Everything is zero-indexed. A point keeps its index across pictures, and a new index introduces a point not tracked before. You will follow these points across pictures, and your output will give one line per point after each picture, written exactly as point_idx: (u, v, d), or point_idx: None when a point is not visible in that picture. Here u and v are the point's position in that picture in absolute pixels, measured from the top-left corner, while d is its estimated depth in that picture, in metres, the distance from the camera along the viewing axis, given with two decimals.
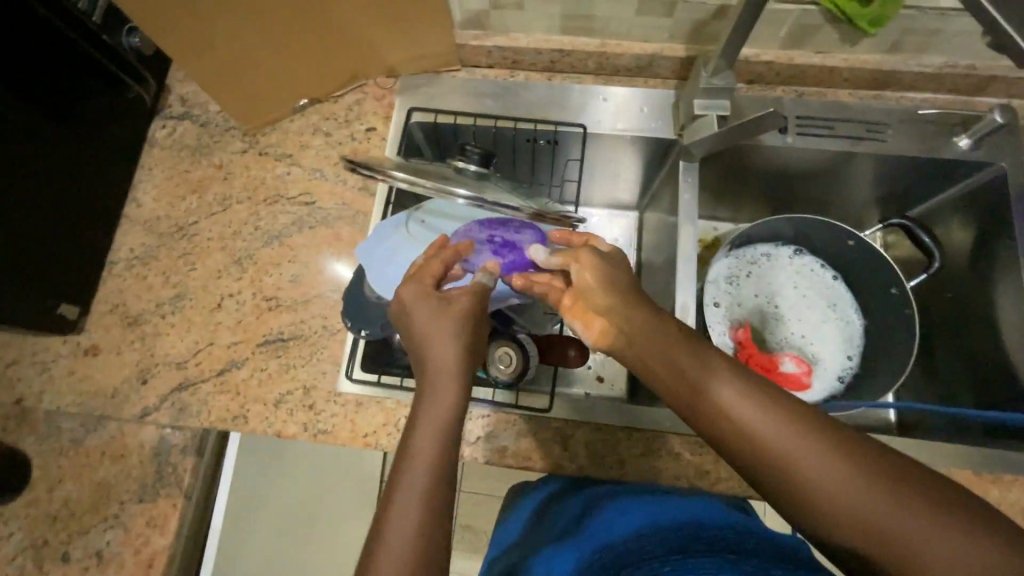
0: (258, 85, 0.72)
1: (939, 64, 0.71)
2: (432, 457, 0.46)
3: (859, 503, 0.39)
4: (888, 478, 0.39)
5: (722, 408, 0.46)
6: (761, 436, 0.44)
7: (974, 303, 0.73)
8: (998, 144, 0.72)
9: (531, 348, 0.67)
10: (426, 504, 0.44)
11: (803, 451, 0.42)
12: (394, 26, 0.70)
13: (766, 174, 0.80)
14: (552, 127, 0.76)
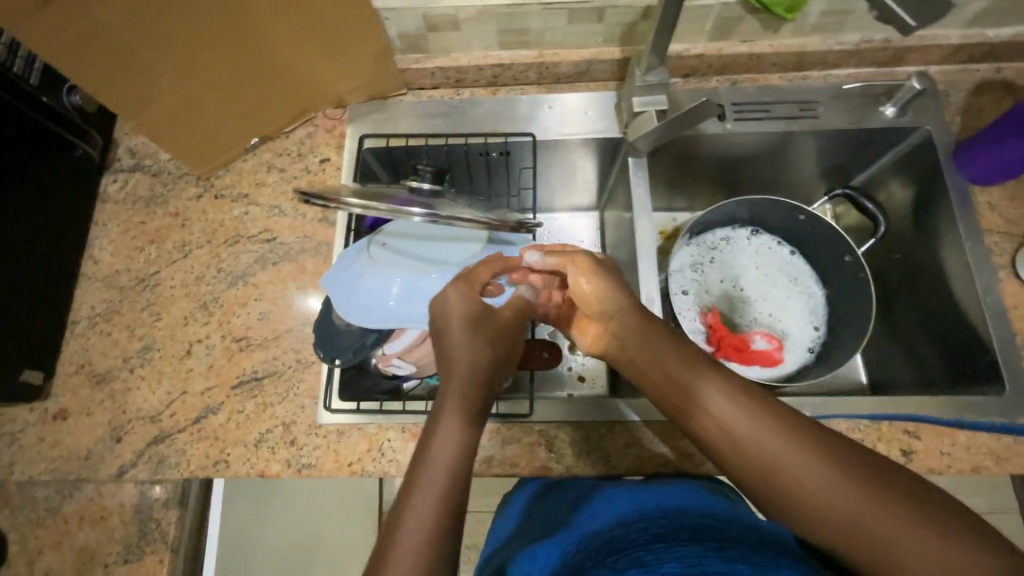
0: (208, 130, 0.72)
1: (857, 41, 0.75)
2: (448, 466, 0.48)
3: (845, 506, 0.42)
4: (871, 482, 0.43)
5: (714, 421, 0.49)
6: (752, 446, 0.47)
7: (922, 259, 0.77)
8: (922, 109, 0.75)
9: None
10: (438, 516, 0.45)
11: (792, 459, 0.45)
12: (333, 57, 0.71)
13: (713, 161, 0.83)
14: (502, 139, 0.78)
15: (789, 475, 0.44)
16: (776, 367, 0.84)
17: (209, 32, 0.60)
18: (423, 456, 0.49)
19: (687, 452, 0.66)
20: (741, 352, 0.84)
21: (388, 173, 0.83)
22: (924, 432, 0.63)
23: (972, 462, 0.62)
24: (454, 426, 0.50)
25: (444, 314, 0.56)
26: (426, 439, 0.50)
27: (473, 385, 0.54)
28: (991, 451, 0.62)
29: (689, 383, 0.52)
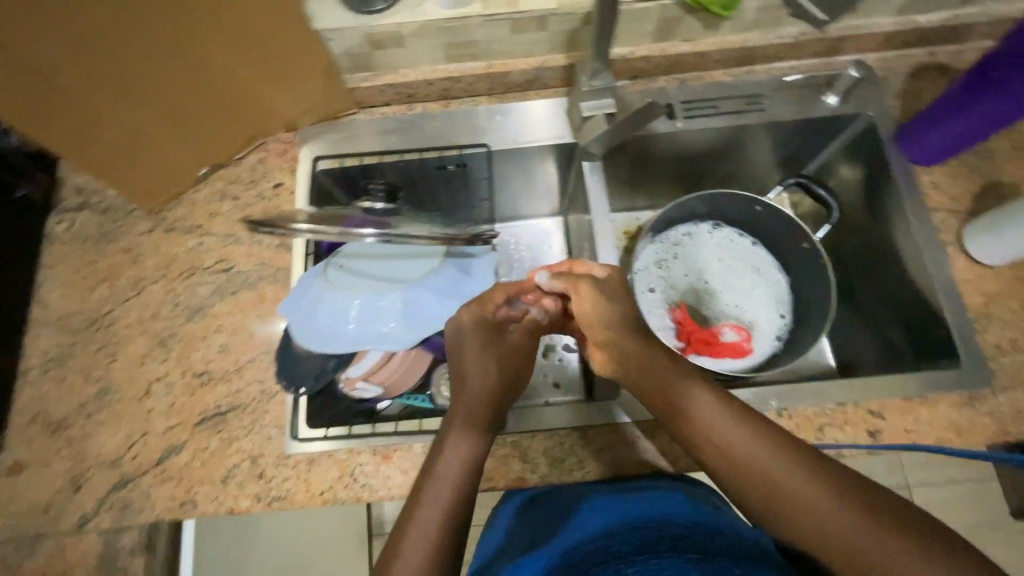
0: (156, 156, 0.70)
1: (795, 34, 0.76)
2: (453, 483, 0.51)
3: (817, 510, 0.45)
4: (838, 484, 0.46)
5: (700, 426, 0.52)
6: (734, 452, 0.50)
7: (876, 241, 0.78)
8: (864, 96, 0.77)
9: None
10: (440, 529, 0.48)
11: (770, 465, 0.48)
12: (285, 84, 0.72)
13: (667, 159, 0.84)
14: (457, 152, 0.77)
15: (762, 476, 0.48)
16: (745, 358, 0.85)
17: (181, 40, 0.59)
18: (428, 475, 0.52)
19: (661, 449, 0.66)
20: (710, 345, 0.85)
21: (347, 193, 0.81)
22: (887, 411, 0.64)
23: (936, 436, 0.63)
24: (461, 445, 0.53)
25: (461, 337, 0.59)
26: (433, 461, 0.53)
27: (480, 403, 0.56)
28: (953, 425, 0.63)
29: (676, 389, 0.54)
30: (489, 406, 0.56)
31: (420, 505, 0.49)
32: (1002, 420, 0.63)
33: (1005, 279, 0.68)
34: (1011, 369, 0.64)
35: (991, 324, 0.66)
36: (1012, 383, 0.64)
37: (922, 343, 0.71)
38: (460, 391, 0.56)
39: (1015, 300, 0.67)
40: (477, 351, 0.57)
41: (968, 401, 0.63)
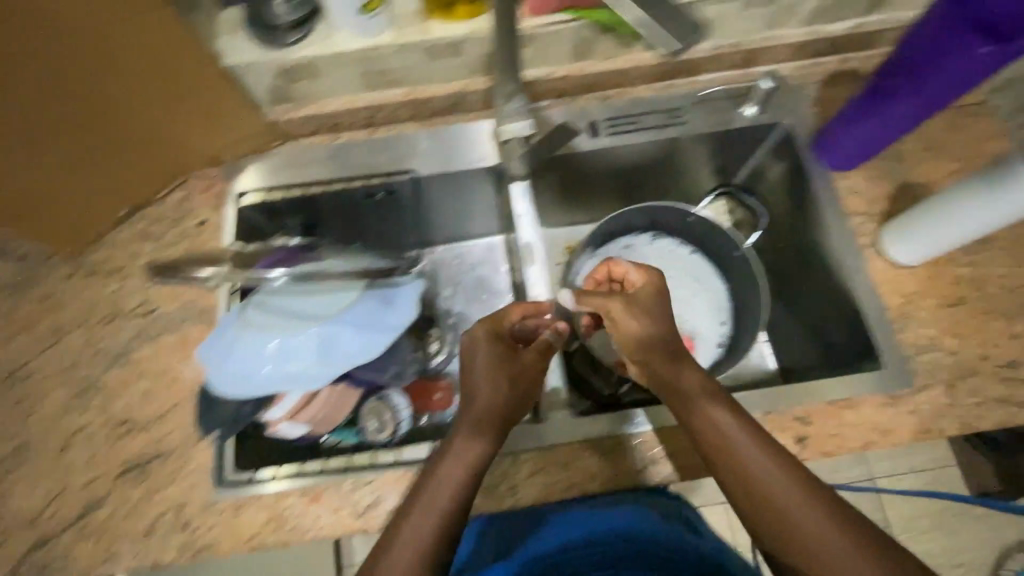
0: (88, 180, 0.66)
1: (710, 47, 0.77)
2: (452, 490, 0.54)
3: (804, 528, 0.49)
4: (828, 510, 0.50)
5: (718, 443, 0.54)
6: (747, 472, 0.52)
7: (805, 246, 0.79)
8: (781, 105, 0.78)
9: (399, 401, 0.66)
10: (437, 528, 0.51)
11: (780, 491, 0.51)
12: (221, 125, 0.72)
13: (597, 174, 0.85)
14: (385, 178, 0.77)
15: (761, 489, 0.51)
16: None
17: (174, 56, 0.61)
18: (431, 484, 0.54)
19: (594, 468, 0.66)
20: None
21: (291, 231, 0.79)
22: (812, 417, 0.64)
23: (860, 438, 0.64)
24: (461, 458, 0.55)
25: (470, 351, 0.60)
26: (435, 478, 0.55)
27: (488, 417, 0.58)
28: (878, 426, 0.64)
29: (693, 396, 0.56)
30: (498, 418, 0.58)
31: (421, 508, 0.52)
32: (923, 419, 0.64)
33: (924, 278, 0.70)
34: (931, 367, 0.66)
35: (910, 323, 0.68)
36: (932, 381, 0.65)
37: (850, 346, 0.72)
38: (472, 406, 0.58)
39: (932, 298, 0.69)
40: (485, 368, 0.59)
41: (891, 401, 0.64)
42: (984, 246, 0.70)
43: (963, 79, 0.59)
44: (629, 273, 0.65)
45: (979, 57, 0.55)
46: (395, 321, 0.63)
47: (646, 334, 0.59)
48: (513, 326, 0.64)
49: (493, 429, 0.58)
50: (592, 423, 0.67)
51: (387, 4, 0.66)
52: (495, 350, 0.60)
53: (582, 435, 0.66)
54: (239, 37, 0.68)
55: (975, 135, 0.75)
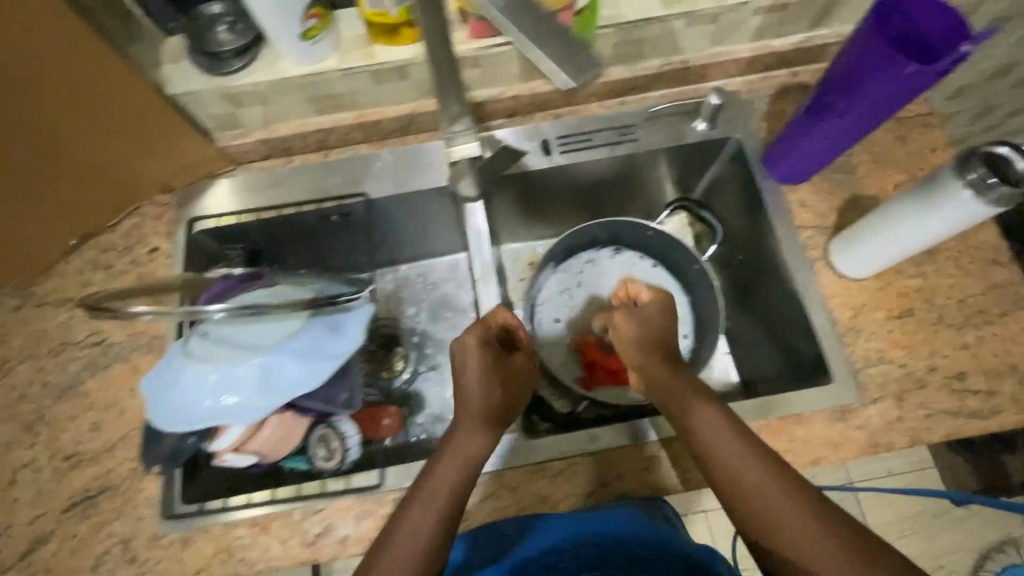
0: (23, 214, 0.65)
1: (659, 64, 0.77)
2: (449, 490, 0.56)
3: (793, 526, 0.50)
4: (815, 508, 0.51)
5: (710, 442, 0.56)
6: (735, 470, 0.54)
7: (757, 260, 0.79)
8: (731, 119, 0.78)
9: (348, 427, 0.66)
10: (434, 522, 0.54)
11: (772, 490, 0.52)
12: (165, 152, 0.71)
13: (553, 190, 0.85)
14: (337, 202, 0.76)
15: (750, 488, 0.53)
16: None
17: (115, 87, 0.60)
18: (427, 485, 0.57)
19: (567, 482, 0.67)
20: (615, 374, 0.86)
21: (234, 263, 0.76)
22: (763, 433, 0.64)
23: (810, 453, 0.64)
24: (456, 461, 0.58)
25: (463, 353, 0.63)
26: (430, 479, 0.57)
27: (486, 417, 0.61)
28: (827, 441, 0.64)
29: (683, 399, 0.60)
30: (495, 415, 0.62)
31: (419, 505, 0.55)
32: (872, 433, 0.64)
33: (873, 290, 0.70)
34: (879, 380, 0.66)
35: (859, 337, 0.68)
36: (881, 394, 0.65)
37: (801, 359, 0.73)
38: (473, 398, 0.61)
39: (881, 311, 0.69)
40: (480, 369, 0.62)
41: (840, 415, 0.65)
42: (931, 257, 0.71)
43: (893, 99, 0.58)
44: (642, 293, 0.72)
45: (907, 77, 0.54)
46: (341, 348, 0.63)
47: (645, 340, 0.65)
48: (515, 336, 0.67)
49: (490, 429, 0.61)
50: (569, 441, 0.68)
51: (331, 29, 0.66)
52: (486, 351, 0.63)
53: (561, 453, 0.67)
54: (184, 64, 0.68)
55: (920, 146, 0.76)
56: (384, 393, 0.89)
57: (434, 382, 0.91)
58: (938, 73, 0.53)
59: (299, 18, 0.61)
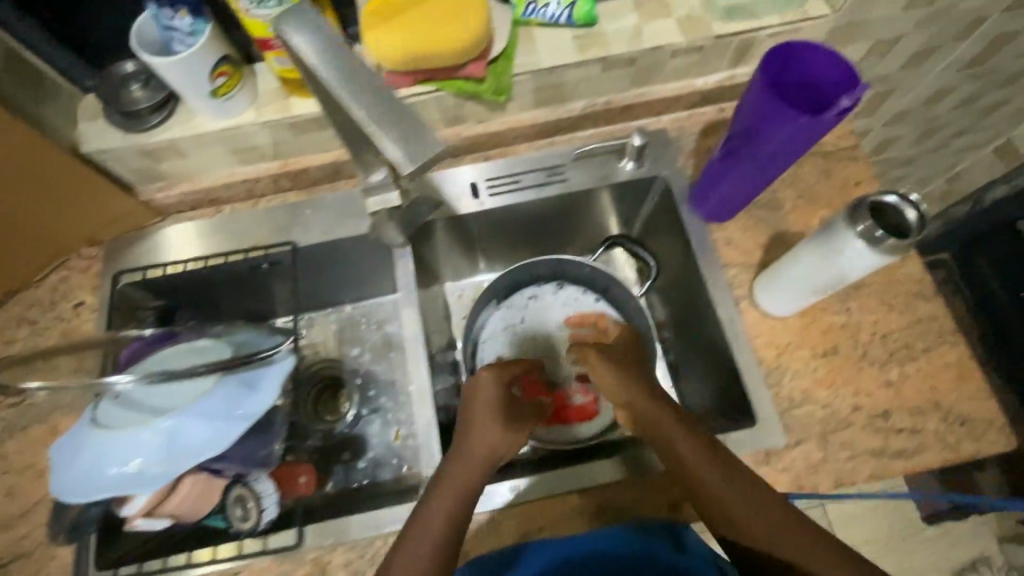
0: None
1: (583, 106, 0.78)
2: (447, 516, 0.57)
3: (771, 532, 0.54)
4: (788, 515, 0.55)
5: (695, 466, 0.57)
6: (720, 490, 0.56)
7: (689, 297, 0.80)
8: (658, 157, 0.79)
9: (265, 486, 0.66)
10: (437, 544, 0.55)
11: (751, 501, 0.56)
12: (80, 206, 0.70)
13: (488, 230, 0.85)
14: (263, 252, 0.76)
15: (731, 501, 0.56)
16: (591, 421, 0.84)
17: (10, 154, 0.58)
18: (424, 510, 0.58)
19: (554, 518, 0.66)
20: (555, 413, 0.85)
21: (144, 324, 0.75)
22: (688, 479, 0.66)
23: None
24: (451, 490, 0.58)
25: (475, 393, 0.65)
26: (432, 502, 0.58)
27: (483, 454, 0.61)
28: None
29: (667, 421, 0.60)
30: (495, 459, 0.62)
31: (419, 531, 0.56)
32: (796, 476, 0.64)
33: (798, 328, 0.70)
34: (804, 421, 0.66)
35: (784, 377, 0.68)
36: (804, 436, 0.65)
37: (730, 398, 0.72)
38: (499, 408, 0.64)
39: (805, 349, 0.69)
40: (483, 412, 0.63)
41: (764, 459, 0.64)
42: (856, 293, 0.71)
43: (794, 146, 0.58)
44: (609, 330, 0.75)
45: (801, 127, 0.54)
46: (255, 404, 0.62)
47: (626, 378, 0.64)
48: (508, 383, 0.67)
49: (486, 468, 0.61)
50: (558, 481, 0.67)
51: (244, 85, 0.66)
52: (498, 386, 0.66)
53: (553, 488, 0.67)
54: (101, 122, 0.68)
55: (845, 179, 0.77)
56: (325, 437, 0.87)
57: (376, 424, 0.88)
58: (828, 124, 0.53)
59: (206, 78, 0.61)
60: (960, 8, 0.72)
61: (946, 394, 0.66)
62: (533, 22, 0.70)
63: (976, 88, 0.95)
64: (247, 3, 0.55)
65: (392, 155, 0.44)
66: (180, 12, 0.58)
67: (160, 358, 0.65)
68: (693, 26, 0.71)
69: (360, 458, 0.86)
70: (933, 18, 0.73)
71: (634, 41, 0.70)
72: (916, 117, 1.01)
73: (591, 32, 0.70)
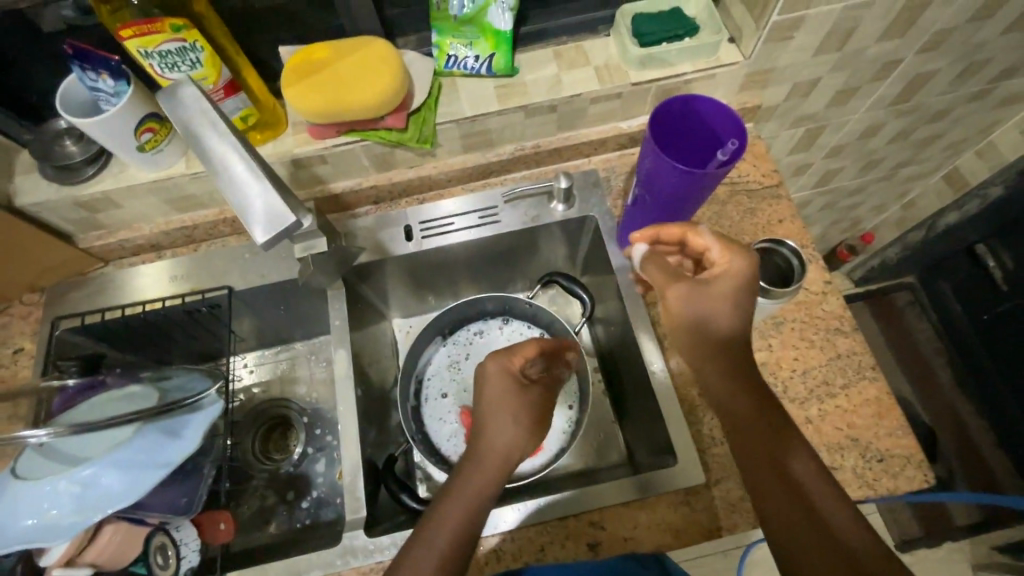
0: None
1: (512, 150, 0.80)
2: (456, 528, 0.55)
3: (822, 551, 0.45)
4: (847, 534, 0.46)
5: (750, 440, 0.51)
6: (770, 491, 0.49)
7: (622, 334, 0.81)
8: (586, 198, 0.81)
9: (185, 534, 0.68)
10: (446, 549, 0.54)
11: (805, 510, 0.47)
12: (13, 257, 0.71)
13: (428, 272, 0.87)
14: (200, 296, 0.77)
15: (779, 498, 0.48)
16: (535, 456, 0.82)
17: None
18: (435, 516, 0.56)
19: (540, 549, 0.66)
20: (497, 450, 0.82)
21: (66, 374, 0.70)
22: (608, 517, 0.67)
23: (653, 540, 0.66)
24: (461, 501, 0.57)
25: (484, 382, 0.66)
26: (442, 511, 0.56)
27: (492, 464, 0.60)
28: (671, 526, 0.66)
29: (737, 405, 0.53)
30: (512, 463, 0.61)
31: (432, 533, 0.55)
32: (713, 515, 0.66)
33: None
34: (722, 461, 0.68)
35: (705, 416, 0.71)
36: (724, 475, 0.68)
37: (658, 436, 0.74)
38: (509, 398, 0.63)
39: None
40: (496, 404, 0.63)
41: (683, 499, 0.67)
42: (777, 329, 0.72)
43: (686, 196, 0.62)
44: (709, 252, 0.58)
45: (692, 181, 0.58)
46: (178, 451, 0.63)
47: (708, 327, 0.55)
48: (518, 368, 0.67)
49: (498, 472, 0.59)
50: (557, 505, 0.67)
51: (172, 138, 0.69)
52: (510, 381, 0.65)
53: (543, 518, 0.67)
54: (36, 176, 0.71)
55: (768, 217, 0.79)
56: (270, 477, 0.85)
57: (322, 463, 0.86)
58: (712, 177, 0.57)
59: (130, 135, 0.64)
60: (870, 52, 0.75)
61: (864, 429, 0.67)
62: (456, 72, 0.73)
63: (908, 122, 0.97)
64: (160, 68, 0.58)
65: (251, 217, 0.50)
66: (101, 74, 0.60)
67: (87, 407, 0.65)
68: (609, 75, 0.74)
69: (301, 495, 0.84)
70: (845, 62, 0.76)
71: (553, 90, 0.73)
72: (853, 150, 1.04)
73: (513, 82, 0.74)
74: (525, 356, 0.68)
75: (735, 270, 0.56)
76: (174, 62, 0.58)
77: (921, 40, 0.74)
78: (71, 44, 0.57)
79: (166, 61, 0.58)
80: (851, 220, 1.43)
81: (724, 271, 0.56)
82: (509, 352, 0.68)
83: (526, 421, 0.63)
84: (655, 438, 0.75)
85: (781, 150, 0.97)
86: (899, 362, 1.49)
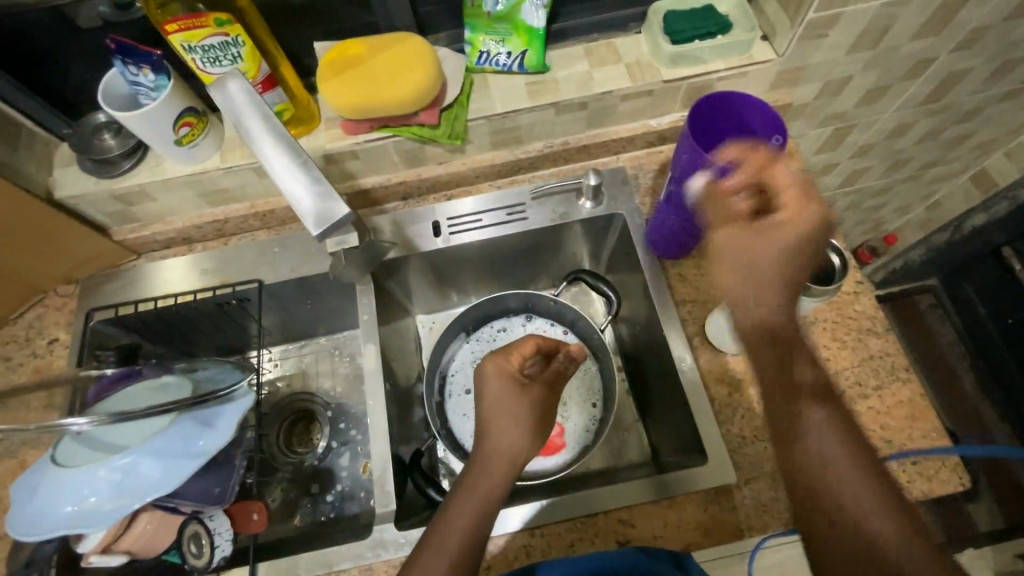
0: None
1: (540, 147, 0.81)
2: (467, 530, 0.56)
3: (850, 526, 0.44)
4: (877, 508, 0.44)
5: (785, 408, 0.50)
6: (803, 461, 0.48)
7: (649, 333, 0.81)
8: (614, 196, 0.81)
9: (218, 523, 0.68)
10: (459, 549, 0.55)
11: (838, 481, 0.46)
12: (50, 248, 0.73)
13: (454, 268, 0.87)
14: (231, 289, 0.78)
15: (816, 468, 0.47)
16: (555, 455, 0.81)
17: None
18: (444, 519, 0.57)
19: (565, 545, 0.66)
20: None
21: (105, 363, 0.71)
22: (636, 516, 0.66)
23: (682, 538, 0.65)
24: (473, 505, 0.58)
25: (482, 382, 0.66)
26: (455, 510, 0.57)
27: (508, 463, 0.60)
28: (700, 524, 0.66)
29: (783, 372, 0.50)
30: (523, 462, 0.61)
31: (444, 530, 0.56)
32: (744, 515, 0.66)
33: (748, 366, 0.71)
34: (752, 460, 0.68)
35: (734, 416, 0.70)
36: (755, 475, 0.67)
37: (686, 433, 0.73)
38: (512, 401, 0.63)
39: None
40: (499, 404, 0.63)
41: (712, 498, 0.67)
42: (808, 329, 0.72)
43: None
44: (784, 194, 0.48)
45: None
46: (207, 441, 0.63)
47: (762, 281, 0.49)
48: (516, 367, 0.67)
49: (512, 472, 0.60)
50: (579, 504, 0.67)
51: (208, 132, 0.70)
52: (513, 382, 0.65)
53: (569, 514, 0.66)
54: (75, 168, 0.72)
55: None
56: (294, 470, 0.86)
57: (346, 457, 0.86)
58: None
59: (170, 129, 0.65)
60: (903, 50, 0.74)
61: (897, 429, 0.66)
62: (488, 69, 0.73)
63: (937, 123, 0.96)
64: (202, 62, 0.59)
65: (301, 207, 0.52)
66: (142, 68, 0.60)
67: (124, 396, 0.66)
68: (641, 73, 0.74)
69: (325, 488, 0.84)
70: (878, 61, 0.75)
71: (584, 87, 0.73)
72: (881, 150, 1.03)
73: (544, 79, 0.74)
74: (522, 354, 0.68)
75: (807, 223, 0.47)
76: (216, 56, 0.59)
77: (955, 39, 0.73)
78: (113, 40, 0.58)
79: (209, 55, 0.58)
80: (874, 221, 1.41)
81: (798, 219, 0.48)
82: (503, 353, 0.68)
83: (534, 428, 0.63)
84: (682, 436, 0.75)
85: (808, 149, 0.96)
86: (920, 364, 1.47)
